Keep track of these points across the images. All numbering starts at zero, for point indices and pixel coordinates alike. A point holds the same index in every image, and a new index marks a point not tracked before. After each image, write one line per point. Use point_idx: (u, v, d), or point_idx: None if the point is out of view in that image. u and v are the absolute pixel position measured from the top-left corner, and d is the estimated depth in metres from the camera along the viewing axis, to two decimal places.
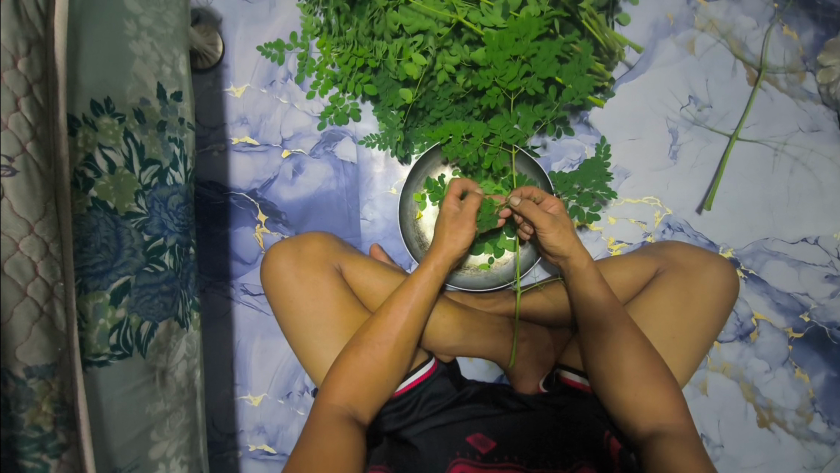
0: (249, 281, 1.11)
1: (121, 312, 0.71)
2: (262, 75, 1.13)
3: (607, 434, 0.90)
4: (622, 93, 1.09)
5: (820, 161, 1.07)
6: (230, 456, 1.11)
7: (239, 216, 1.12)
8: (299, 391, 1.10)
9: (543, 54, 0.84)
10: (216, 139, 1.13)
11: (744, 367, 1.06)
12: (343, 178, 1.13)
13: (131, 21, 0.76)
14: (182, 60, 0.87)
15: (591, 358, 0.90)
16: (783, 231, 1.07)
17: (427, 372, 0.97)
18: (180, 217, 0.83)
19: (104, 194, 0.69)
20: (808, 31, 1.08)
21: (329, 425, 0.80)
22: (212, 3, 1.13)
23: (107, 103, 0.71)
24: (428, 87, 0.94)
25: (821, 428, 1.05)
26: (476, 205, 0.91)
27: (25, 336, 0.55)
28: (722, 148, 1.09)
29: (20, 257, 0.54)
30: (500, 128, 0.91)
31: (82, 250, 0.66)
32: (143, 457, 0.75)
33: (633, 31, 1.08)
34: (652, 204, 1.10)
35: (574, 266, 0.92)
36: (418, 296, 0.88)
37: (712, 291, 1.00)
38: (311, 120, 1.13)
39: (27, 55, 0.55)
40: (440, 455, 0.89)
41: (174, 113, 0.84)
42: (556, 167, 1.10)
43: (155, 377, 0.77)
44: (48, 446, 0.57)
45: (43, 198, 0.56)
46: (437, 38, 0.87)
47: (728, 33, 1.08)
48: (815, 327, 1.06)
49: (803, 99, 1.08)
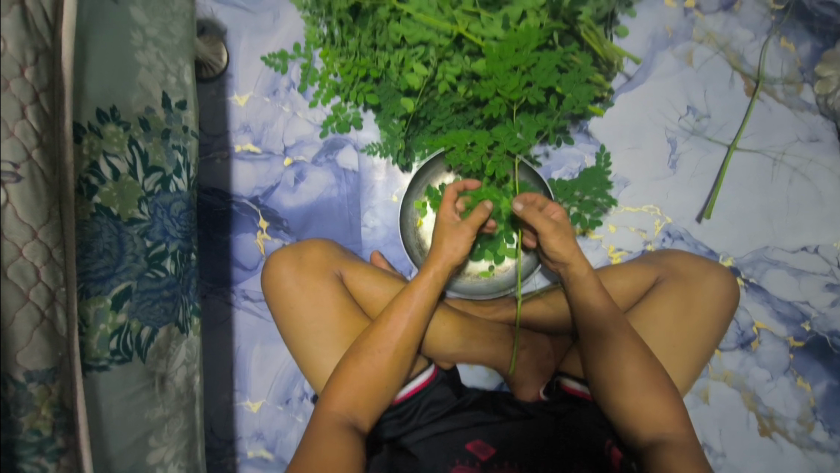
0: (249, 287, 1.12)
1: (121, 317, 0.71)
2: (265, 84, 1.14)
3: (609, 443, 0.89)
4: (621, 103, 1.10)
5: (819, 170, 1.07)
6: (228, 463, 1.11)
7: (241, 223, 1.13)
8: (299, 397, 1.09)
9: (543, 63, 0.84)
10: (220, 147, 1.14)
11: (745, 376, 1.05)
12: (344, 186, 1.14)
13: (138, 32, 0.77)
14: (186, 69, 0.88)
15: (591, 366, 0.90)
16: (783, 240, 1.07)
17: (427, 379, 0.96)
18: (182, 223, 0.84)
19: (108, 200, 0.70)
20: (805, 43, 1.09)
21: (329, 432, 0.80)
22: (218, 15, 1.15)
23: (113, 111, 0.72)
24: (428, 97, 0.95)
25: (823, 437, 1.03)
26: (481, 218, 0.90)
27: (26, 340, 0.55)
28: (721, 157, 1.09)
29: (22, 262, 0.55)
30: (503, 137, 0.92)
31: (84, 256, 0.67)
32: (141, 462, 0.75)
33: (631, 42, 1.10)
34: (652, 212, 1.10)
35: (573, 274, 0.92)
36: (418, 303, 0.88)
37: (712, 300, 1.00)
38: (313, 128, 1.14)
39: (35, 65, 0.56)
40: (439, 463, 0.89)
41: (178, 121, 0.85)
42: (556, 175, 1.11)
43: (155, 381, 0.78)
44: (46, 451, 0.58)
45: (47, 204, 0.57)
46: (438, 49, 0.89)
47: (726, 46, 1.09)
48: (817, 337, 1.05)
49: (801, 110, 1.08)
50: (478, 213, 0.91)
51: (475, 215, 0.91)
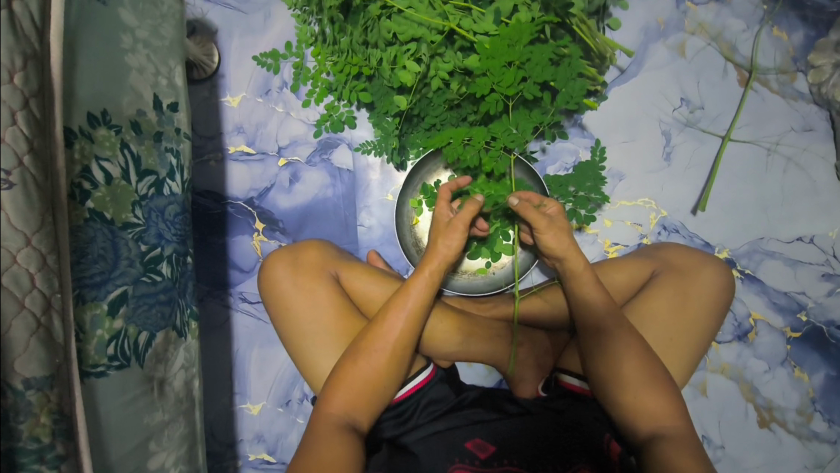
0: (247, 289, 1.12)
1: (118, 322, 0.71)
2: (257, 85, 1.14)
3: (607, 437, 0.90)
4: (614, 97, 1.10)
5: (813, 160, 1.08)
6: (230, 465, 1.11)
7: (236, 225, 1.12)
8: (299, 398, 1.10)
9: (537, 57, 0.84)
10: (213, 149, 1.14)
11: (743, 368, 1.06)
12: (339, 186, 1.13)
13: (127, 34, 0.77)
14: (178, 71, 0.87)
15: (588, 361, 0.91)
16: (778, 230, 1.08)
17: (426, 377, 0.98)
18: (177, 227, 0.83)
19: (101, 205, 0.70)
20: (798, 31, 1.09)
21: (328, 433, 0.80)
22: (208, 15, 1.14)
23: (104, 115, 0.71)
24: (422, 93, 0.94)
25: (822, 428, 1.04)
26: (472, 212, 0.90)
27: (23, 347, 0.55)
28: (715, 149, 1.09)
29: (17, 269, 0.55)
30: (501, 133, 0.91)
31: (79, 261, 0.67)
32: (142, 467, 0.75)
33: (624, 35, 1.09)
34: (647, 206, 1.10)
35: (571, 269, 0.92)
36: (415, 302, 0.87)
37: (708, 293, 1.00)
38: (307, 128, 1.14)
39: (24, 69, 0.56)
40: (440, 462, 0.88)
41: (170, 123, 0.84)
42: (551, 171, 1.11)
43: (154, 387, 0.77)
44: (47, 458, 0.58)
45: (41, 211, 0.57)
46: (430, 45, 0.88)
47: (719, 36, 1.09)
48: (813, 327, 1.06)
49: (794, 99, 1.08)
50: (470, 205, 0.90)
51: (467, 208, 0.90)
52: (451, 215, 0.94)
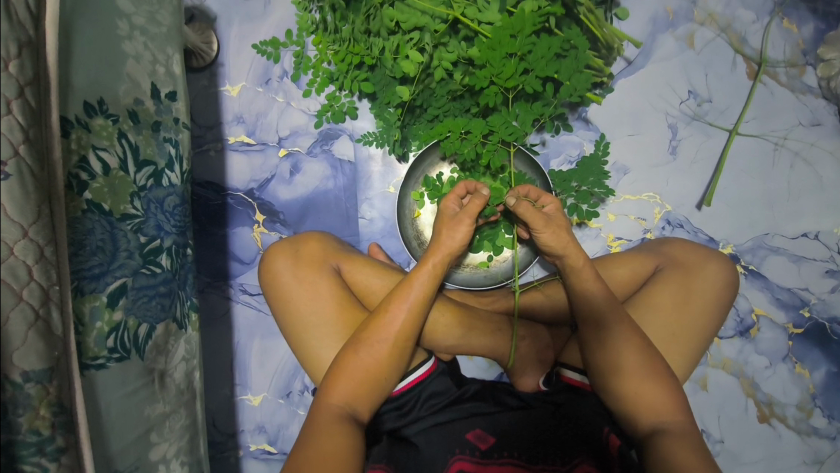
0: (247, 281, 1.11)
1: (118, 314, 0.71)
2: (257, 74, 1.12)
3: (607, 430, 0.89)
4: (621, 88, 1.08)
5: (820, 155, 1.06)
6: (231, 455, 1.11)
7: (236, 216, 1.12)
8: (299, 390, 1.10)
9: (540, 50, 0.82)
10: (213, 139, 1.12)
11: (744, 364, 1.06)
12: (341, 178, 1.12)
13: (123, 21, 0.75)
14: (176, 59, 0.86)
15: (590, 356, 0.90)
16: (783, 227, 1.07)
17: (427, 371, 0.96)
18: (177, 218, 0.83)
19: (99, 196, 0.68)
20: (808, 24, 1.07)
21: (329, 424, 0.80)
22: (206, 2, 1.13)
23: (100, 104, 0.70)
24: (425, 84, 0.93)
25: (821, 423, 1.04)
26: (479, 205, 0.90)
27: (21, 341, 0.54)
28: (722, 143, 1.08)
29: (14, 261, 0.54)
30: (499, 126, 0.90)
31: (77, 253, 0.65)
32: (144, 459, 0.75)
33: (631, 26, 1.07)
34: (652, 200, 1.09)
35: (570, 265, 0.91)
36: (417, 294, 0.87)
37: (712, 288, 0.99)
38: (308, 119, 1.12)
39: (19, 58, 0.54)
40: (439, 453, 0.89)
41: (168, 113, 0.83)
42: (555, 164, 1.10)
43: (154, 379, 0.77)
44: (47, 450, 0.57)
45: (37, 201, 0.56)
46: (433, 34, 0.87)
47: (728, 27, 1.07)
48: (816, 323, 1.05)
49: (803, 93, 1.07)
50: (476, 200, 0.91)
51: (474, 203, 0.91)
52: (458, 209, 0.94)
